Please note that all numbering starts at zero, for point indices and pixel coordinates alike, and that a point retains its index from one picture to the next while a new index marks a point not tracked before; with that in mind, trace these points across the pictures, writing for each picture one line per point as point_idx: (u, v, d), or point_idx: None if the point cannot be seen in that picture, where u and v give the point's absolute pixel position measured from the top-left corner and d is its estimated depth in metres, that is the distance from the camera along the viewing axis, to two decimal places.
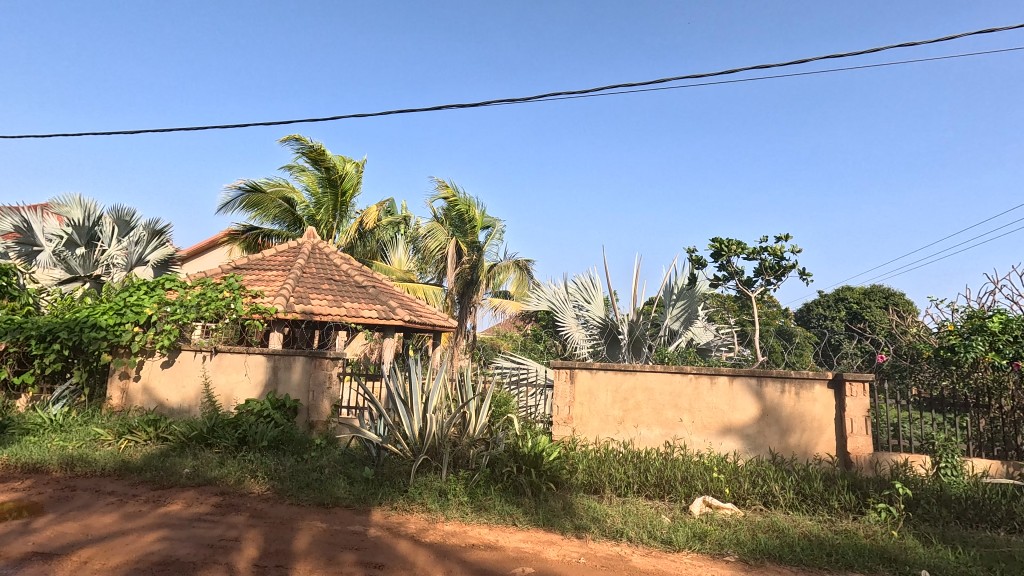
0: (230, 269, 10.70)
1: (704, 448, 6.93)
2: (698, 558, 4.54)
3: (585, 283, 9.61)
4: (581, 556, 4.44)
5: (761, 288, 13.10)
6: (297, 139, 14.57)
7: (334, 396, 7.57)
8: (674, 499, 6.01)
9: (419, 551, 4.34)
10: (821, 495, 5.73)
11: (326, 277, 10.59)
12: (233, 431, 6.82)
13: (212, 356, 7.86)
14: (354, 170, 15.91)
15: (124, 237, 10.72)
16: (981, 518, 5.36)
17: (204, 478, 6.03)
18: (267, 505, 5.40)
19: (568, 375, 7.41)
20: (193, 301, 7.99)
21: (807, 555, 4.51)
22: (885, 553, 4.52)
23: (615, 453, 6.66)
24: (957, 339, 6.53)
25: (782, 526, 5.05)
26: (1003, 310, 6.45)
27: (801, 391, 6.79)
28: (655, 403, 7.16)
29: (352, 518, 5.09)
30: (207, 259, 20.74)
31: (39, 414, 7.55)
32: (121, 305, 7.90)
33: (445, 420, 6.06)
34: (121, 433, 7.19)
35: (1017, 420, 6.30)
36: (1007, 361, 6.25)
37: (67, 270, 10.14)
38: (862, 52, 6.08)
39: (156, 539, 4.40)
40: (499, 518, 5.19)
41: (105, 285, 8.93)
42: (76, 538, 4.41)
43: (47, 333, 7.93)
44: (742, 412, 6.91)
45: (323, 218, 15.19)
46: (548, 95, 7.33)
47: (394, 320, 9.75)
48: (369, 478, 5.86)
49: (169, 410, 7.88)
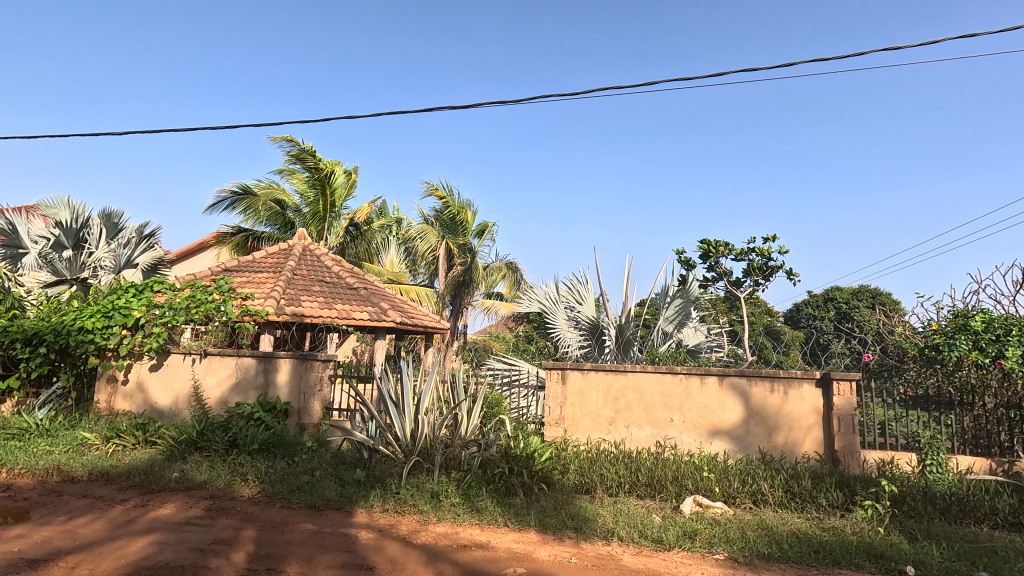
0: (219, 270, 10.65)
1: (695, 448, 6.98)
2: (688, 557, 4.58)
3: (576, 284, 9.73)
4: (573, 556, 4.46)
5: (750, 288, 13.19)
6: (286, 140, 14.52)
7: (325, 398, 7.56)
8: (665, 499, 6.05)
9: (411, 553, 4.36)
10: (809, 493, 5.81)
11: (317, 279, 10.54)
12: (222, 435, 6.79)
13: (202, 359, 7.81)
14: (347, 172, 15.86)
15: (112, 239, 10.58)
16: (966, 514, 5.45)
17: (193, 483, 6.00)
18: (258, 509, 5.39)
19: (560, 375, 7.46)
20: (182, 304, 7.93)
21: (795, 552, 4.57)
22: (873, 549, 4.58)
23: (606, 453, 6.69)
24: (942, 339, 6.67)
25: (771, 525, 5.09)
26: (986, 310, 6.56)
27: (789, 390, 6.86)
28: (646, 403, 7.20)
29: (343, 521, 5.09)
30: (201, 258, 20.69)
31: (25, 418, 7.48)
32: (109, 308, 7.82)
33: (437, 421, 6.11)
34: (109, 437, 7.15)
35: (1001, 418, 6.37)
36: (990, 359, 6.33)
37: (52, 274, 9.83)
38: (847, 57, 6.08)
39: (147, 544, 4.39)
40: (491, 519, 5.20)
41: (93, 288, 8.84)
42: (63, 544, 4.38)
43: (34, 337, 7.89)
44: (732, 412, 6.96)
45: (314, 220, 15.22)
46: (540, 97, 7.20)
47: (386, 321, 9.75)
48: (361, 480, 5.84)
49: (159, 413, 7.83)
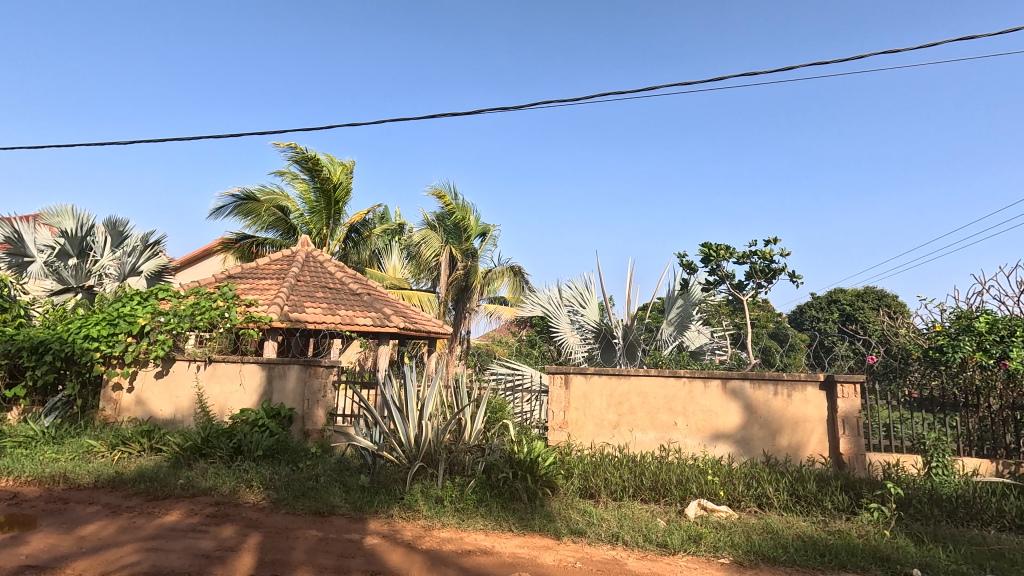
0: (223, 277, 10.66)
1: (698, 452, 6.96)
2: (694, 561, 4.57)
3: (580, 287, 9.65)
4: (576, 561, 4.45)
5: (753, 291, 13.15)
6: (287, 145, 14.60)
7: (329, 404, 7.59)
8: (669, 503, 6.06)
9: (416, 558, 4.36)
10: (814, 495, 5.81)
11: (320, 285, 10.59)
12: (228, 441, 6.82)
13: (206, 367, 7.86)
14: (348, 175, 15.82)
15: (116, 248, 10.59)
16: (972, 516, 5.44)
17: (199, 489, 6.02)
18: (263, 515, 5.40)
19: (562, 380, 7.42)
20: (187, 311, 7.94)
21: (801, 555, 4.56)
22: (878, 553, 4.55)
23: (610, 458, 6.66)
24: (946, 340, 6.65)
25: (776, 529, 5.08)
26: (990, 311, 6.55)
27: (793, 393, 6.85)
28: (649, 406, 7.20)
29: (347, 527, 5.09)
30: (201, 266, 20.73)
31: (30, 426, 7.48)
32: (115, 316, 7.89)
33: (440, 426, 6.08)
34: (114, 444, 7.17)
35: (1006, 419, 6.41)
36: (994, 360, 6.32)
37: (58, 280, 9.98)
38: (846, 60, 6.15)
39: (151, 551, 4.40)
40: (495, 524, 5.20)
41: (99, 296, 8.83)
42: (70, 551, 4.40)
43: (40, 345, 7.95)
44: (735, 416, 6.96)
45: (315, 225, 15.23)
46: (544, 102, 7.30)
47: (389, 327, 9.80)
48: (366, 486, 5.85)
49: (162, 421, 7.88)
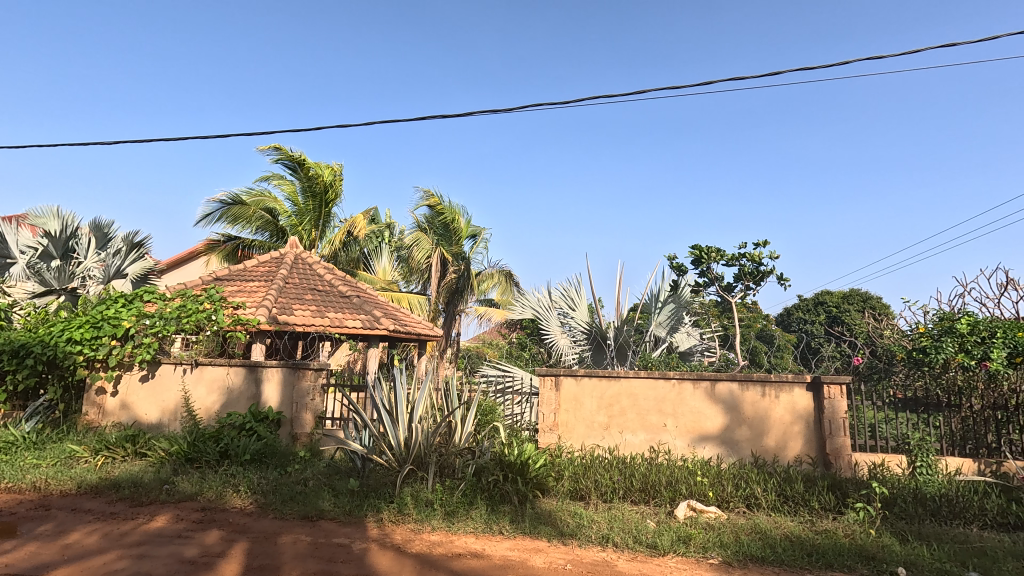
0: (209, 279, 10.55)
1: (688, 453, 7.01)
2: (683, 562, 4.59)
3: (570, 290, 9.70)
4: (567, 563, 4.46)
5: (740, 293, 13.32)
6: (275, 146, 14.50)
7: (317, 408, 7.53)
8: (659, 504, 6.10)
9: (405, 562, 4.34)
10: (801, 496, 5.89)
11: (309, 288, 10.51)
12: (214, 445, 6.75)
13: (192, 370, 7.77)
14: (337, 176, 15.73)
15: (102, 249, 10.56)
16: (955, 514, 5.53)
17: (185, 495, 5.95)
18: (250, 519, 5.36)
19: (553, 383, 7.43)
20: (172, 314, 7.85)
21: (788, 555, 4.60)
22: (864, 552, 4.60)
23: (601, 459, 6.70)
24: (929, 341, 6.73)
25: (765, 529, 5.12)
26: (972, 313, 6.68)
27: (780, 394, 6.92)
28: (639, 408, 7.23)
29: (336, 531, 5.06)
30: (190, 266, 20.62)
31: (11, 431, 7.35)
32: (98, 319, 7.74)
33: (430, 430, 6.05)
34: (98, 449, 7.08)
35: (989, 419, 6.52)
36: (976, 361, 6.41)
37: (40, 283, 9.82)
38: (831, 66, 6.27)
39: (134, 558, 4.33)
40: (485, 527, 5.19)
41: (82, 298, 8.69)
42: (52, 559, 4.33)
43: (20, 348, 7.78)
44: (723, 417, 7.01)
45: (305, 228, 15.15)
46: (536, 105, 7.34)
47: (379, 329, 9.74)
48: (355, 490, 5.82)
49: (147, 425, 7.77)
